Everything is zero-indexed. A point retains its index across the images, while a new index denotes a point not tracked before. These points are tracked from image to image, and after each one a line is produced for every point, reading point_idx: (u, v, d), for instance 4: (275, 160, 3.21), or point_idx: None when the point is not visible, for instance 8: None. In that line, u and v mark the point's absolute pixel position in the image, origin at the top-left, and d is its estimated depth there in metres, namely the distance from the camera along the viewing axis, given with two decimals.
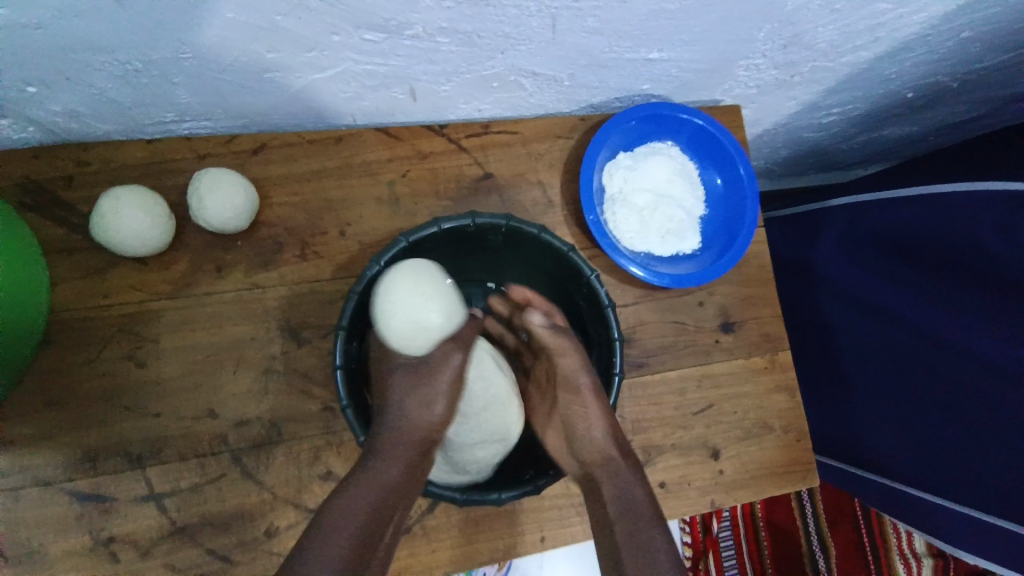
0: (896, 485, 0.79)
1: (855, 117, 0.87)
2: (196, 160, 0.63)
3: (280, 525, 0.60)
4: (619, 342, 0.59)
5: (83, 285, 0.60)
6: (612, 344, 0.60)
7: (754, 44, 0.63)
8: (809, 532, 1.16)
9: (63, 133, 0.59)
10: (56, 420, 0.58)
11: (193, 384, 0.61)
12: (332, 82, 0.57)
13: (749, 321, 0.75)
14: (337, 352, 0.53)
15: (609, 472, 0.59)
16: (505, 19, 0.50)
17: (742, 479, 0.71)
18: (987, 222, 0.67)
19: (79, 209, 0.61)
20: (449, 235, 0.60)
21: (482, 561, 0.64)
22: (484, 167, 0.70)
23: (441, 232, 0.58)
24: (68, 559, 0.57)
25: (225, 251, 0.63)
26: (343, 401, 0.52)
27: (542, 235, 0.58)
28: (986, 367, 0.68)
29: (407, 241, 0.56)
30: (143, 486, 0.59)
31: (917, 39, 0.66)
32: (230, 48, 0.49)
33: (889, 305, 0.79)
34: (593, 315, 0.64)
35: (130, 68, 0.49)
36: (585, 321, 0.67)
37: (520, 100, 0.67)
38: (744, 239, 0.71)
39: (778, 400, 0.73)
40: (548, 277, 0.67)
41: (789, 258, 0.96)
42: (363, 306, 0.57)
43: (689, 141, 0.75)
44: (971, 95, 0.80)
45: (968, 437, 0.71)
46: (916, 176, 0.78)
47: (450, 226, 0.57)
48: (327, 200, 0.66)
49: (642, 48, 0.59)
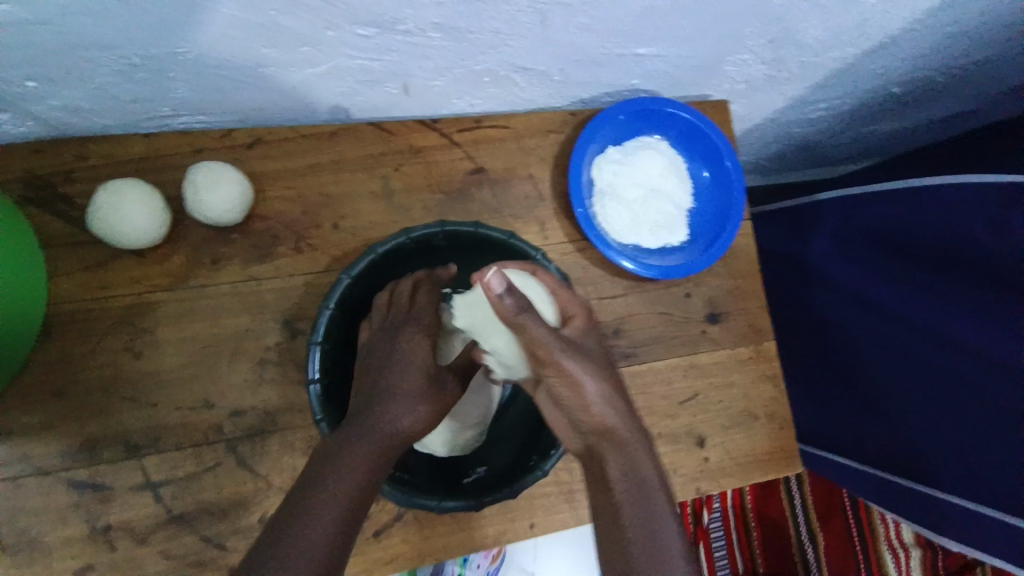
0: (881, 474, 0.81)
1: (844, 113, 0.88)
2: (193, 154, 0.64)
3: (275, 513, 0.61)
4: (582, 310, 0.59)
5: (82, 278, 0.61)
6: None
7: (743, 40, 0.64)
8: (799, 523, 1.17)
9: (62, 127, 0.60)
10: (55, 410, 0.59)
11: (190, 375, 0.62)
12: (328, 78, 0.58)
13: (737, 313, 0.76)
14: (313, 366, 0.54)
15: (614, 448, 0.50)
16: (497, 16, 0.51)
17: (728, 468, 0.72)
18: (979, 219, 0.69)
19: (77, 203, 0.62)
20: (416, 246, 0.60)
21: (473, 547, 0.65)
22: (477, 161, 0.71)
23: (410, 243, 0.58)
24: (66, 547, 0.58)
25: (221, 244, 0.64)
26: (320, 418, 0.54)
27: (478, 230, 0.59)
28: (978, 359, 0.69)
29: (371, 255, 0.57)
30: (141, 475, 0.60)
31: (903, 35, 0.67)
32: (226, 43, 0.49)
33: (878, 298, 0.80)
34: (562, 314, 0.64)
35: (128, 63, 0.50)
36: None
37: (513, 95, 0.68)
38: (731, 232, 0.73)
39: (764, 390, 0.75)
40: None
41: (778, 252, 0.98)
42: (339, 321, 0.58)
43: (678, 135, 0.76)
44: (956, 91, 0.82)
45: (955, 428, 0.72)
46: (903, 171, 0.80)
47: (395, 240, 0.57)
48: (322, 194, 0.67)
49: (633, 44, 0.61)
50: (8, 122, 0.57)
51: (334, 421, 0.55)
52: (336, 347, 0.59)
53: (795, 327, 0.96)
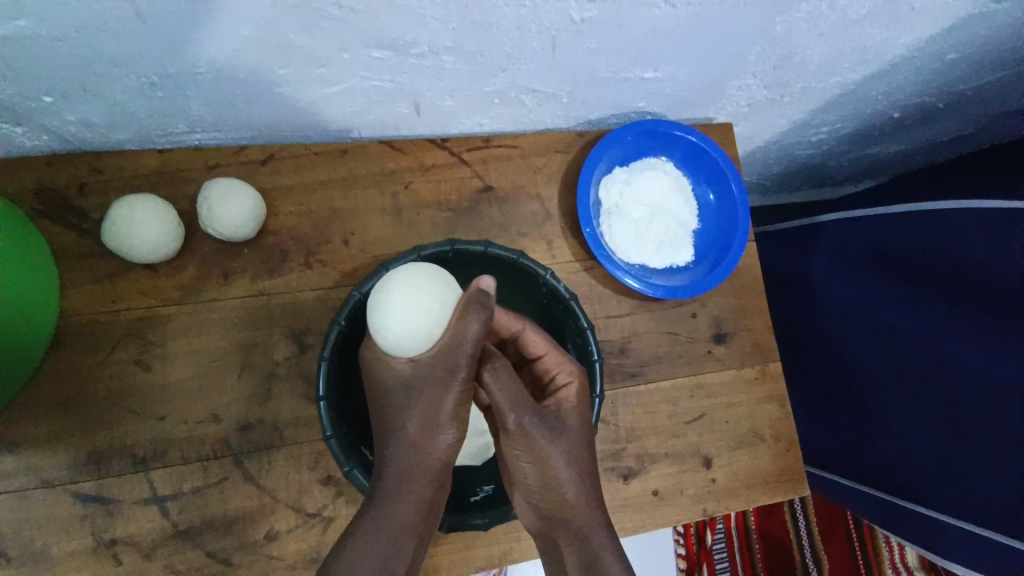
0: (888, 497, 0.81)
1: (845, 135, 0.89)
2: (206, 169, 0.65)
3: (280, 529, 0.61)
4: (590, 330, 0.60)
5: (93, 289, 0.62)
6: (584, 333, 0.61)
7: (747, 65, 0.65)
8: (803, 544, 1.17)
9: (77, 141, 0.60)
10: (61, 422, 0.59)
11: (198, 388, 0.62)
12: (342, 97, 0.59)
13: (741, 332, 0.77)
14: (321, 384, 0.54)
15: (570, 523, 0.53)
16: (508, 39, 0.52)
17: (734, 488, 0.72)
18: (981, 242, 0.70)
19: (91, 216, 0.62)
20: None
21: (478, 566, 0.65)
22: (485, 180, 0.72)
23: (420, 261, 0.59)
24: (68, 562, 0.57)
25: (232, 258, 0.65)
26: (326, 431, 0.54)
27: (488, 249, 0.59)
28: (982, 381, 0.70)
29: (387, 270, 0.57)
30: (147, 488, 0.59)
31: (903, 61, 0.69)
32: (245, 62, 0.51)
33: (880, 320, 0.80)
34: (570, 334, 0.64)
35: (147, 82, 0.51)
36: (563, 335, 0.67)
37: (521, 115, 0.69)
38: (736, 253, 0.73)
39: (770, 409, 0.75)
40: (514, 291, 0.68)
41: (780, 272, 0.98)
42: (346, 338, 0.57)
43: (683, 157, 0.77)
44: (955, 115, 0.83)
45: (957, 450, 0.73)
46: (903, 192, 0.81)
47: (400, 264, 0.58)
48: (332, 210, 0.68)
49: (639, 68, 0.62)
50: (24, 135, 0.57)
51: (343, 437, 0.55)
52: (343, 363, 0.59)
53: (797, 348, 0.96)
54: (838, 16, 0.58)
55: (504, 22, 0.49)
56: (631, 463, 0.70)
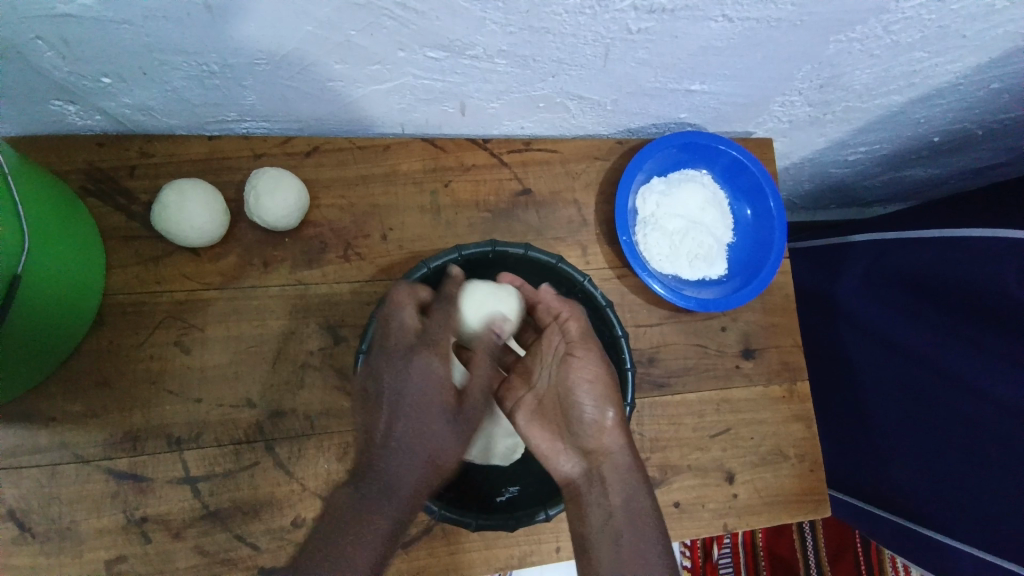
0: (904, 522, 0.80)
1: (880, 157, 0.89)
2: (252, 158, 0.66)
3: (307, 517, 0.62)
4: (607, 305, 0.61)
5: (138, 271, 0.63)
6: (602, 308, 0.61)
7: (793, 82, 0.65)
8: (811, 566, 1.16)
9: (130, 125, 0.62)
10: (100, 400, 0.60)
11: (234, 372, 0.63)
12: (389, 95, 0.60)
13: (770, 350, 0.76)
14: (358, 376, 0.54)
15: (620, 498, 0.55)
16: (563, 46, 0.52)
17: (755, 505, 0.72)
18: (1012, 273, 0.68)
19: (139, 198, 0.64)
20: (465, 264, 0.61)
21: (498, 566, 0.65)
22: (524, 183, 0.73)
23: (461, 260, 0.59)
24: (97, 538, 0.58)
25: (273, 247, 0.66)
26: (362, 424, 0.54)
27: (528, 252, 0.60)
28: (1003, 409, 0.69)
29: (428, 267, 0.58)
30: (180, 468, 0.60)
31: (949, 87, 0.68)
32: (304, 57, 0.51)
33: (905, 344, 0.80)
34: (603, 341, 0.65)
35: (207, 70, 0.52)
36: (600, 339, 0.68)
37: (563, 121, 0.70)
38: (769, 271, 0.73)
39: (795, 429, 0.75)
40: None
41: (807, 292, 0.98)
42: None
43: (722, 171, 0.77)
44: (993, 144, 0.82)
45: (975, 477, 0.72)
46: (940, 216, 0.80)
47: (439, 264, 0.58)
48: (372, 205, 0.69)
49: (687, 80, 0.62)
50: (77, 114, 0.59)
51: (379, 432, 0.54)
52: None
53: (822, 369, 0.94)
54: (891, 39, 0.58)
55: (561, 29, 0.50)
56: (654, 474, 0.70)
